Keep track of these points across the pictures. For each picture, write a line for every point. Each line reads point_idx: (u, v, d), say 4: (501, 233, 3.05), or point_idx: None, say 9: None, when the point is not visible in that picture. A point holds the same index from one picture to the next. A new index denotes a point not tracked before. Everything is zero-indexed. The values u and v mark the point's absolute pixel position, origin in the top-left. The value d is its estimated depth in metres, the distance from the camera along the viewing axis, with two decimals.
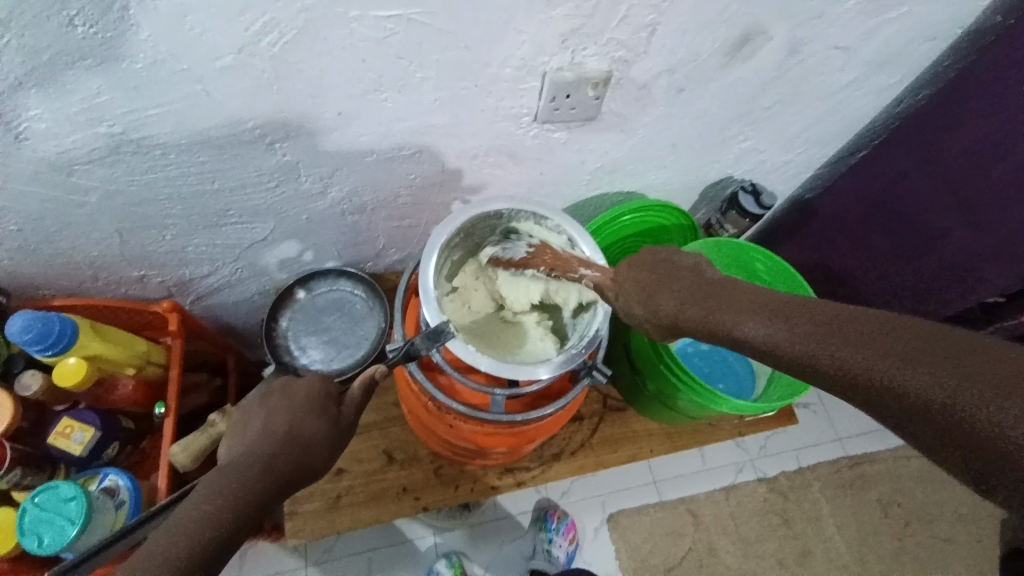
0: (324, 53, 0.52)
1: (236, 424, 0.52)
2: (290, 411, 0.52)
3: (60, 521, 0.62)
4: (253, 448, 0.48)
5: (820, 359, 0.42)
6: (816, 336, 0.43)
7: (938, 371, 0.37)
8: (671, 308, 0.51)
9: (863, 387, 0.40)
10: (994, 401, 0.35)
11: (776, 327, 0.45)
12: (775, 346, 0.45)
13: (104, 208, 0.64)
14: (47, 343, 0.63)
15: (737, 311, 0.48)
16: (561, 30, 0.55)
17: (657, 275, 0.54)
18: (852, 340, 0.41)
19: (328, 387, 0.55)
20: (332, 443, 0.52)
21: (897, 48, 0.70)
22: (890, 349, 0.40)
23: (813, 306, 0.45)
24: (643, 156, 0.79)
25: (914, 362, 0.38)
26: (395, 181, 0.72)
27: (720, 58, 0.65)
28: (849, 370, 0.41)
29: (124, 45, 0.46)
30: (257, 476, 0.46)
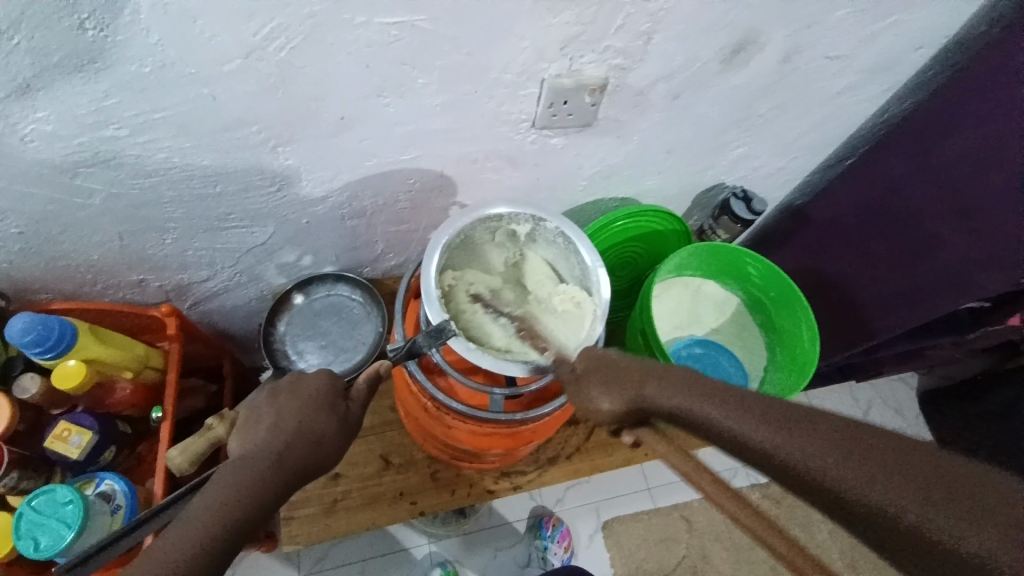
0: (329, 58, 0.53)
1: (246, 420, 0.50)
2: (299, 406, 0.50)
3: (56, 525, 0.62)
4: (264, 443, 0.47)
5: (796, 462, 0.44)
6: (800, 443, 0.44)
7: (906, 493, 0.40)
8: (657, 401, 0.52)
9: (842, 500, 0.42)
10: (954, 526, 0.39)
11: (757, 429, 0.46)
12: (758, 444, 0.46)
13: (106, 211, 0.64)
14: (47, 345, 0.63)
15: (718, 405, 0.49)
16: (560, 37, 0.57)
17: (632, 366, 0.55)
18: (833, 452, 0.43)
19: (334, 383, 0.54)
20: (342, 438, 0.52)
21: (882, 58, 0.73)
22: (863, 465, 0.42)
23: (793, 413, 0.46)
24: (639, 162, 0.81)
25: (884, 482, 0.41)
26: (395, 186, 0.73)
27: (714, 66, 0.67)
28: (831, 480, 0.42)
29: (134, 48, 0.47)
30: (269, 471, 0.45)
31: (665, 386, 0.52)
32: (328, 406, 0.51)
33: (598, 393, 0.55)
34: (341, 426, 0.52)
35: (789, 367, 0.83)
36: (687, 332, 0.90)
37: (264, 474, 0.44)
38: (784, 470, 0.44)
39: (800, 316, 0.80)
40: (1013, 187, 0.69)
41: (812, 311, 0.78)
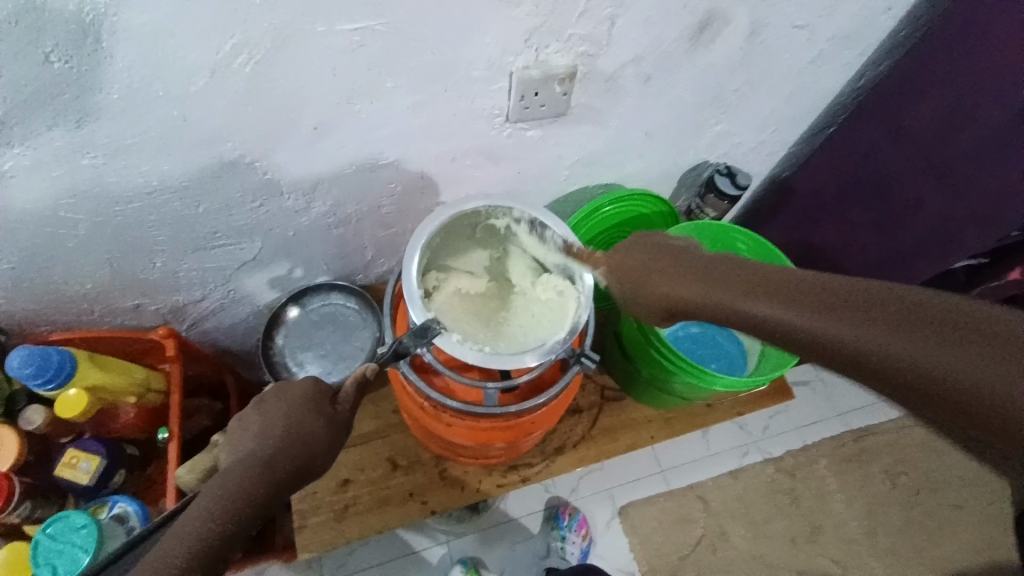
0: (295, 69, 0.53)
1: (235, 431, 0.52)
2: (286, 410, 0.52)
3: (72, 549, 0.64)
4: (251, 450, 0.49)
5: (839, 339, 0.48)
6: (842, 322, 0.48)
7: (922, 338, 0.44)
8: (708, 298, 0.56)
9: (867, 359, 0.47)
10: (967, 358, 0.43)
11: (795, 316, 0.51)
12: (815, 331, 0.49)
13: (94, 239, 0.65)
14: (46, 376, 0.64)
15: (750, 298, 0.53)
16: (524, 28, 0.57)
17: (647, 267, 0.60)
18: (884, 323, 0.46)
19: (321, 386, 0.55)
20: (332, 439, 0.52)
21: (851, 21, 0.72)
22: (891, 325, 0.46)
23: (838, 290, 0.50)
24: (619, 147, 0.81)
25: (907, 333, 0.45)
26: (377, 191, 0.73)
27: (683, 45, 0.67)
28: (871, 349, 0.46)
29: (100, 77, 0.48)
30: (256, 478, 0.47)
31: (744, 287, 0.55)
32: (318, 409, 0.52)
33: (654, 284, 0.59)
34: (330, 427, 0.52)
35: None
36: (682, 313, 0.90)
37: (250, 481, 0.47)
38: (842, 351, 0.48)
39: None
40: (986, 146, 0.71)
41: (800, 277, 0.80)
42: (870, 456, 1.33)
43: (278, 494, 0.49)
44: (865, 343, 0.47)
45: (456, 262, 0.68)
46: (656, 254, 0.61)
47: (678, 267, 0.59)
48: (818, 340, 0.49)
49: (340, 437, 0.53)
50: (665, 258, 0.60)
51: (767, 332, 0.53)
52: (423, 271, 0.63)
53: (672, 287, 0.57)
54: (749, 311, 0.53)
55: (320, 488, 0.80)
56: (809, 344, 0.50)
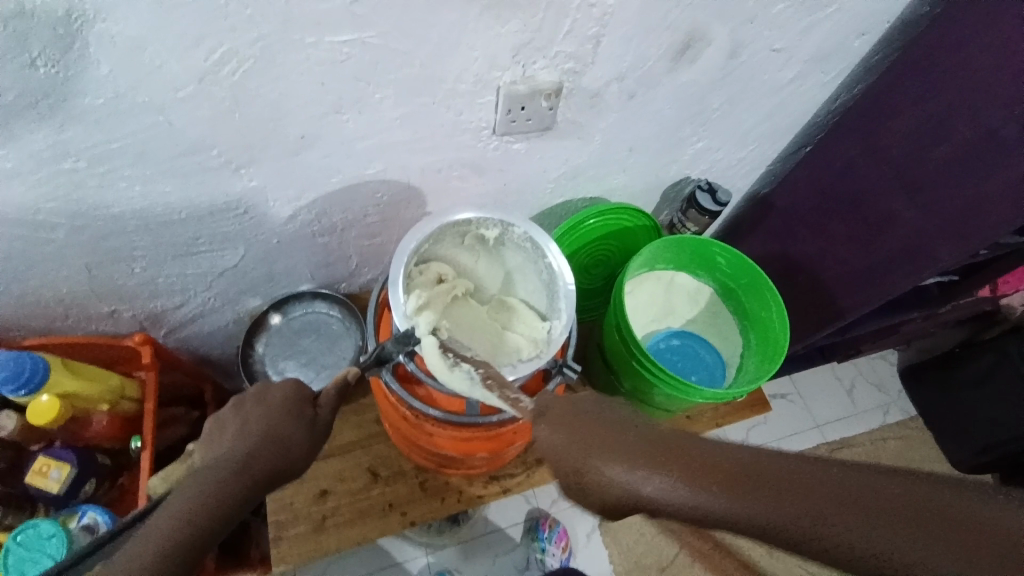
0: (281, 79, 0.53)
1: (211, 434, 0.51)
2: (264, 415, 0.52)
3: (41, 558, 0.62)
4: (228, 451, 0.49)
5: (794, 530, 0.43)
6: (844, 523, 0.42)
7: (879, 526, 0.41)
8: (680, 495, 0.46)
9: (842, 558, 0.42)
10: (920, 546, 0.41)
11: (797, 518, 0.43)
12: (822, 539, 0.42)
13: (71, 244, 0.64)
14: (20, 382, 0.63)
15: (734, 489, 0.45)
16: (510, 44, 0.58)
17: (577, 431, 0.51)
18: (881, 528, 0.41)
19: (303, 391, 0.55)
20: (311, 445, 0.53)
21: (828, 45, 0.75)
22: (838, 510, 0.42)
23: (812, 484, 0.44)
24: (603, 162, 0.83)
25: (861, 521, 0.42)
26: (363, 200, 0.74)
27: (666, 63, 0.68)
28: (843, 548, 0.42)
29: (86, 81, 0.48)
30: (232, 479, 0.46)
31: (711, 475, 0.45)
32: (298, 412, 0.53)
33: (580, 451, 0.50)
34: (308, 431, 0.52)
35: (764, 352, 0.83)
36: (664, 324, 0.91)
37: (226, 480, 0.46)
38: (851, 560, 0.42)
39: (770, 297, 0.82)
40: (957, 161, 0.72)
41: (780, 294, 0.80)
42: None
43: (252, 496, 0.48)
44: (876, 551, 0.41)
45: (447, 256, 0.69)
46: (589, 413, 0.52)
47: (607, 437, 0.50)
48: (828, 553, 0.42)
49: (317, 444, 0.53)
50: (592, 424, 0.51)
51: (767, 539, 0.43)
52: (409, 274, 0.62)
53: (653, 474, 0.47)
54: (713, 508, 0.44)
55: (299, 499, 0.79)
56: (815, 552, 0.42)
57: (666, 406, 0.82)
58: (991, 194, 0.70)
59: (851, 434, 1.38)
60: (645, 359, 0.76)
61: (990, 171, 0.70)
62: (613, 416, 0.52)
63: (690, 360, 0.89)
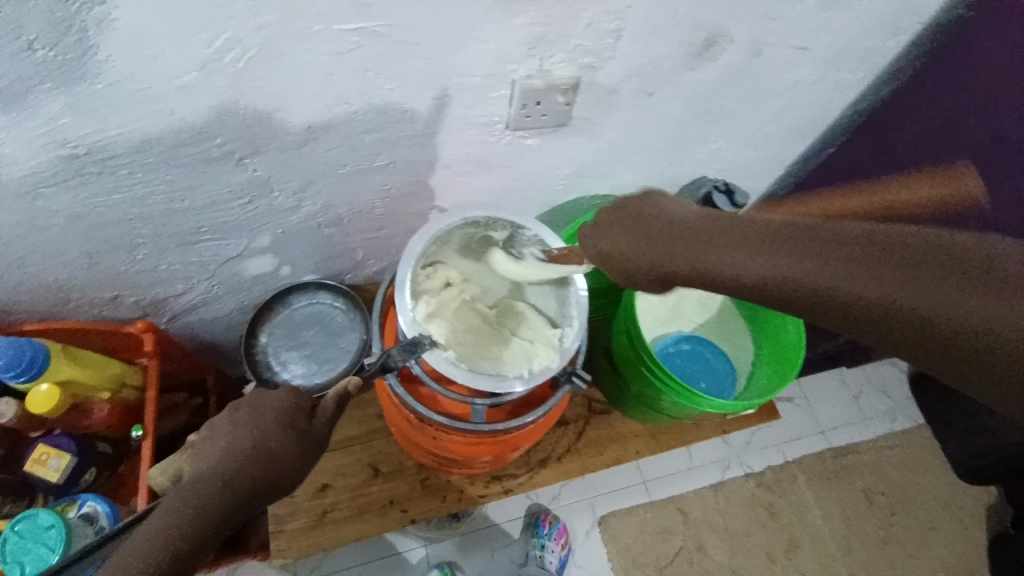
0: (287, 69, 0.51)
1: (202, 440, 0.50)
2: (254, 424, 0.50)
3: (38, 548, 0.61)
4: (214, 464, 0.47)
5: (817, 282, 0.46)
6: (881, 281, 0.44)
7: (895, 271, 0.44)
8: (755, 267, 0.48)
9: (880, 311, 0.44)
10: (942, 279, 0.42)
11: (869, 306, 0.44)
12: (885, 301, 0.43)
13: (72, 230, 0.63)
14: (19, 369, 0.62)
15: (769, 260, 0.48)
16: (526, 37, 0.56)
17: (629, 239, 0.54)
18: (934, 282, 0.42)
19: (299, 399, 0.53)
20: (303, 456, 0.50)
21: (859, 46, 0.72)
22: (867, 262, 0.45)
23: (889, 246, 0.45)
24: (618, 159, 0.80)
25: (883, 264, 0.44)
26: (369, 193, 0.72)
27: (687, 61, 0.66)
28: (863, 298, 0.44)
29: (84, 67, 0.46)
30: (214, 498, 0.45)
31: (761, 242, 0.49)
32: (290, 422, 0.50)
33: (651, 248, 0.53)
34: (298, 444, 0.50)
35: (776, 363, 0.81)
36: (673, 328, 0.89)
37: (207, 498, 0.45)
38: (898, 321, 0.43)
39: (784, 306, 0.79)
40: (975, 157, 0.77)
41: None
42: (850, 474, 1.34)
43: (240, 510, 0.47)
44: (941, 327, 0.42)
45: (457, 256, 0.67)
46: (645, 218, 0.55)
47: (686, 250, 0.51)
48: (896, 312, 0.43)
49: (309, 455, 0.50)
50: (651, 228, 0.54)
51: (838, 314, 0.45)
52: (418, 278, 0.61)
53: (658, 252, 0.52)
54: (742, 268, 0.48)
55: (298, 493, 0.79)
56: (877, 312, 0.44)
57: (673, 413, 0.81)
58: (997, 203, 0.75)
59: (856, 440, 1.36)
60: (655, 366, 0.74)
61: (1001, 178, 0.74)
62: (668, 217, 0.54)
63: (699, 366, 0.87)
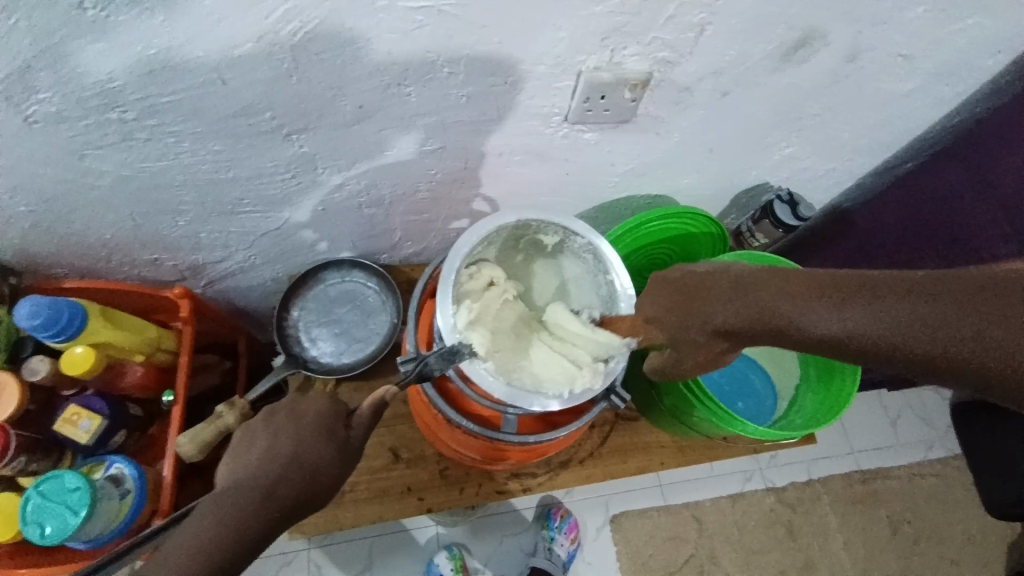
0: (345, 45, 0.48)
1: (240, 444, 0.52)
2: (294, 432, 0.52)
3: (63, 510, 0.62)
4: (256, 471, 0.49)
5: (818, 326, 0.46)
6: (870, 311, 0.45)
7: (862, 305, 0.45)
8: (730, 316, 0.49)
9: (880, 350, 0.44)
10: (951, 312, 0.42)
11: (893, 346, 0.43)
12: (915, 338, 0.43)
13: (117, 192, 0.62)
14: (56, 329, 0.63)
15: (747, 299, 0.49)
16: (602, 27, 0.51)
17: (678, 296, 0.53)
18: (934, 308, 0.43)
19: (338, 405, 0.55)
20: (342, 465, 0.52)
21: (965, 59, 0.65)
22: (851, 300, 0.45)
23: (897, 292, 0.44)
24: (678, 160, 0.75)
25: (860, 302, 0.45)
26: (416, 176, 0.69)
27: (772, 63, 0.60)
28: (859, 338, 0.44)
29: (136, 30, 0.44)
30: (257, 506, 0.47)
31: (744, 305, 0.49)
32: (330, 430, 0.52)
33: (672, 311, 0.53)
34: (338, 453, 0.52)
35: (819, 389, 0.76)
36: None
37: (249, 508, 0.46)
38: (896, 353, 0.44)
39: None
40: None
41: None
42: (877, 500, 1.29)
43: (280, 521, 0.48)
44: (945, 347, 0.42)
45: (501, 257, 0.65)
46: (686, 282, 0.53)
47: (697, 296, 0.51)
48: (941, 356, 0.42)
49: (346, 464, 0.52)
50: (695, 288, 0.52)
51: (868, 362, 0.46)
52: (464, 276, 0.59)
53: (669, 314, 0.53)
54: (725, 320, 0.49)
55: None
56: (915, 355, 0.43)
57: (706, 431, 0.77)
58: None
59: (887, 466, 1.31)
60: (693, 381, 0.71)
61: None
62: (682, 276, 0.54)
63: (737, 383, 0.83)
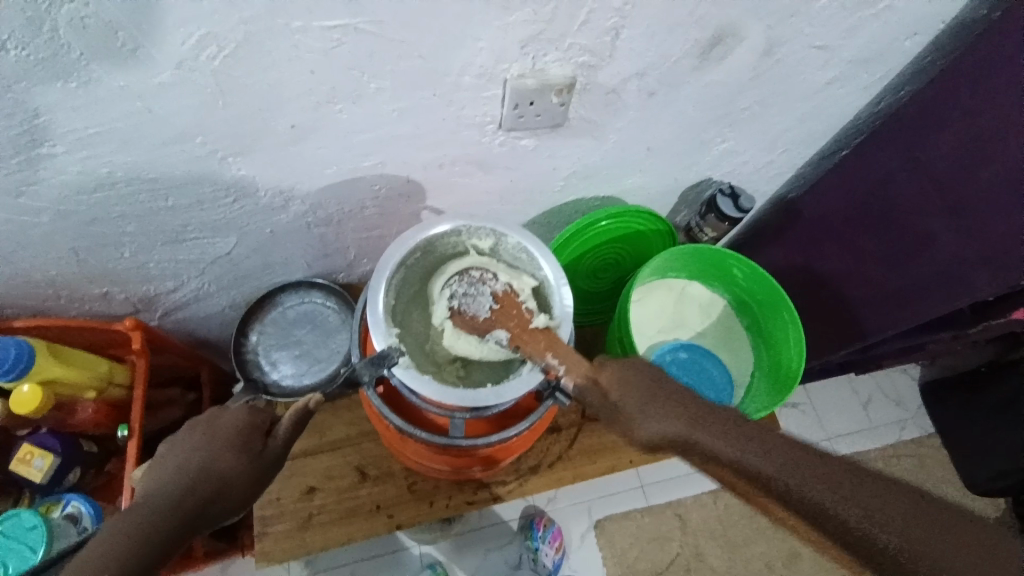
0: (269, 65, 0.49)
1: (151, 463, 0.52)
2: (207, 444, 0.53)
3: (21, 548, 0.63)
4: (165, 483, 0.49)
5: (741, 461, 0.53)
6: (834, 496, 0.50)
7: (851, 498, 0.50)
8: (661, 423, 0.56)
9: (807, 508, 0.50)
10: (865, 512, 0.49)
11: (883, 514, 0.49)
12: (833, 516, 0.49)
13: (57, 228, 0.62)
14: (1, 368, 0.62)
15: (688, 421, 0.56)
16: (520, 36, 0.53)
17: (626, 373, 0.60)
18: (823, 478, 0.51)
19: (256, 420, 0.57)
20: (254, 476, 0.53)
21: (879, 45, 0.68)
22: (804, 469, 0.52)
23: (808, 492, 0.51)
24: (620, 161, 0.77)
25: (816, 480, 0.51)
26: (361, 193, 0.70)
27: (691, 61, 0.62)
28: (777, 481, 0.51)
29: (57, 65, 0.44)
30: (166, 515, 0.46)
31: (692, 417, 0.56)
32: (246, 443, 0.54)
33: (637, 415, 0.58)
34: (252, 463, 0.53)
35: (775, 376, 0.80)
36: (673, 337, 0.86)
37: (160, 515, 0.46)
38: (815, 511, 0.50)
39: (787, 318, 0.77)
40: (1005, 183, 0.65)
41: (798, 314, 0.75)
42: None
43: (181, 538, 0.48)
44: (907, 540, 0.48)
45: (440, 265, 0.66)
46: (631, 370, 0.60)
47: (637, 387, 0.59)
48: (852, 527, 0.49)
49: (261, 474, 0.54)
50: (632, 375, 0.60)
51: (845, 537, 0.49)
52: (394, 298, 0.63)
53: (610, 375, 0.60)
54: (665, 425, 0.56)
55: (285, 495, 0.78)
56: (834, 525, 0.49)
57: None
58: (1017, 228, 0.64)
59: (864, 449, 1.32)
60: None
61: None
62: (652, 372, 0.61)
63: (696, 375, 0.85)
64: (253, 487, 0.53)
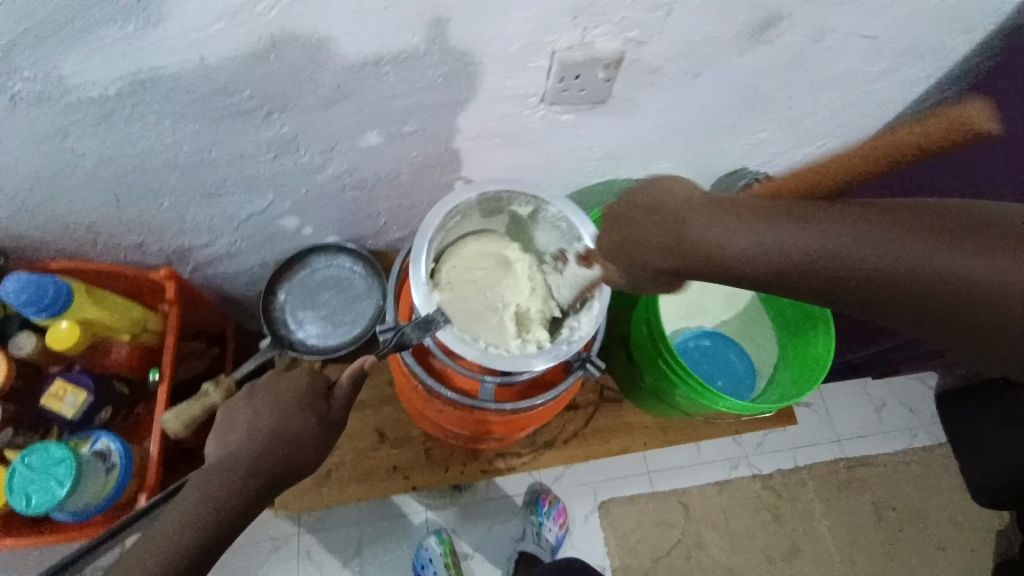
0: (322, 20, 0.49)
1: (225, 420, 0.59)
2: (274, 409, 0.58)
3: (49, 481, 0.65)
4: (239, 447, 0.56)
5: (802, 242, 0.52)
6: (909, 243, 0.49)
7: (906, 233, 0.49)
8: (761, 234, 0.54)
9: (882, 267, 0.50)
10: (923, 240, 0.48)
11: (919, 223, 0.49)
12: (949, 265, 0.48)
13: (101, 173, 0.63)
14: (42, 305, 0.65)
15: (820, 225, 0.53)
16: (570, 6, 0.53)
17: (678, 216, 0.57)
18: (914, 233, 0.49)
19: (315, 384, 0.61)
20: (320, 435, 0.59)
21: (931, 40, 0.67)
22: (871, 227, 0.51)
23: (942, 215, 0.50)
24: (654, 144, 0.77)
25: (875, 232, 0.50)
26: (397, 159, 0.70)
27: (739, 44, 0.62)
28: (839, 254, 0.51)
29: (116, 7, 0.45)
30: (242, 480, 0.53)
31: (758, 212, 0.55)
32: (310, 404, 0.59)
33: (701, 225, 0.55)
34: (319, 425, 0.58)
35: (797, 366, 0.80)
36: (693, 323, 0.88)
37: (237, 483, 0.53)
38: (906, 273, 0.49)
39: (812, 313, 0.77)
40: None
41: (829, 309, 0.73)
42: (862, 486, 1.29)
43: (262, 492, 0.55)
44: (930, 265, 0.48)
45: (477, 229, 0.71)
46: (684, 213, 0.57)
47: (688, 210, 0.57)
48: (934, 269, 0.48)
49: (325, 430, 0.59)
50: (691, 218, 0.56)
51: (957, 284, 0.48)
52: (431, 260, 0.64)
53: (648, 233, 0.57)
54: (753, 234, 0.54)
55: None
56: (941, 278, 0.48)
57: (685, 409, 0.80)
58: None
59: (873, 453, 1.31)
60: (673, 360, 0.73)
61: None
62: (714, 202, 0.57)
63: (718, 363, 0.86)
64: (320, 445, 0.59)
